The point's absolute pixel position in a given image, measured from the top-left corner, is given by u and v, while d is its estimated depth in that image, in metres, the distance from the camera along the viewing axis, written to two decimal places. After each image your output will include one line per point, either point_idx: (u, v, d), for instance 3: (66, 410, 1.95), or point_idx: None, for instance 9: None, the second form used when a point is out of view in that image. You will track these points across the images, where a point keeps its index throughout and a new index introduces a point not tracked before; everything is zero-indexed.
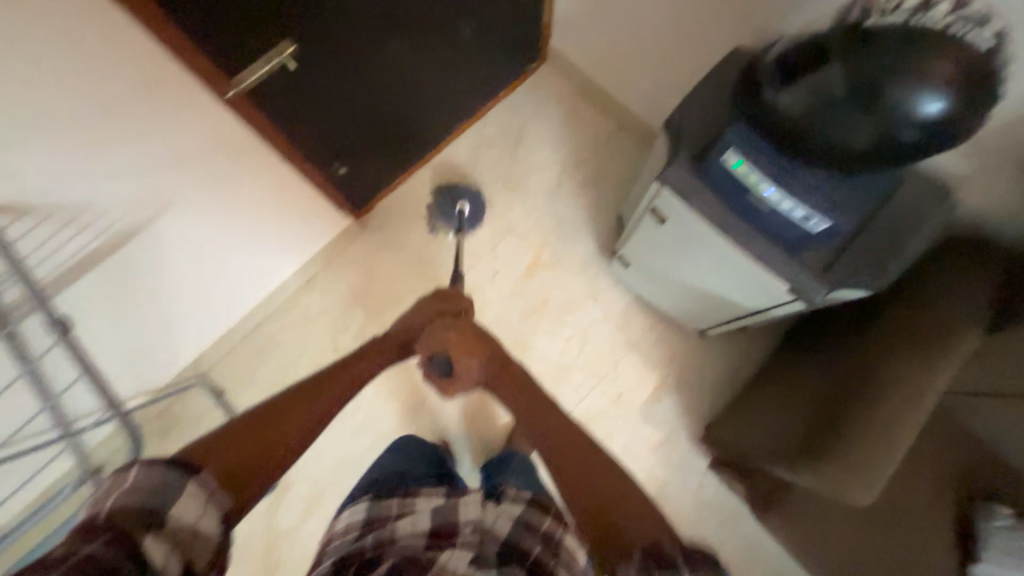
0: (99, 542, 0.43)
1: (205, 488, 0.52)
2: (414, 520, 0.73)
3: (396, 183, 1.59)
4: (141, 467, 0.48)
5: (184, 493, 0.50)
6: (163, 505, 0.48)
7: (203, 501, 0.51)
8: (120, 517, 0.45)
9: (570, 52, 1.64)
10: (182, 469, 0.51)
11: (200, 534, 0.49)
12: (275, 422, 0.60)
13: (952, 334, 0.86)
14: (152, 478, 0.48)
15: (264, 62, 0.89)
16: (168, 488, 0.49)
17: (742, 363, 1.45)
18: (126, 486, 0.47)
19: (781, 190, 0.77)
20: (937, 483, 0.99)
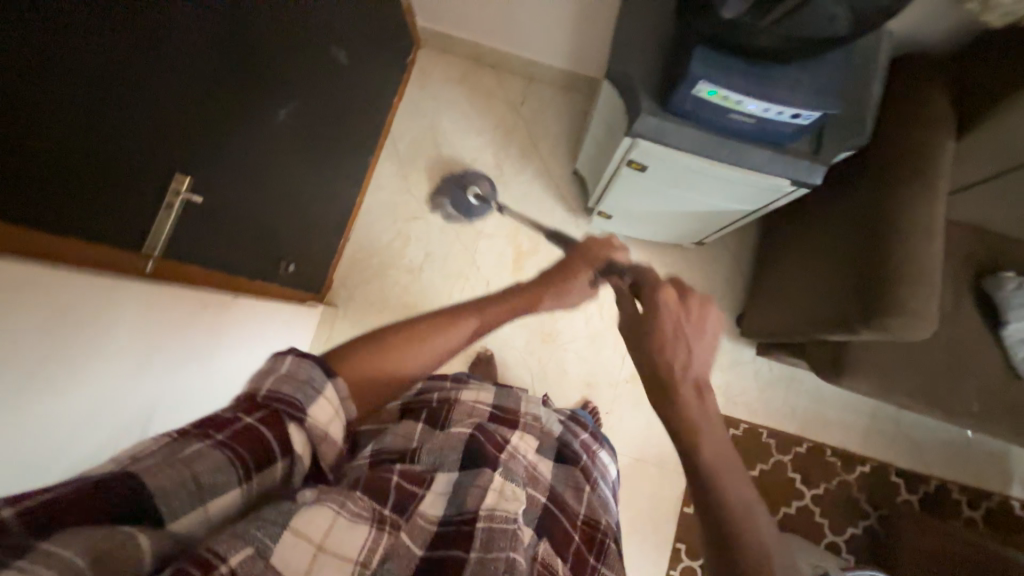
0: (252, 418, 0.47)
1: (341, 396, 0.53)
2: (478, 392, 0.79)
3: (342, 245, 1.45)
4: (292, 359, 0.52)
5: (322, 394, 0.52)
6: (304, 403, 0.50)
7: (334, 408, 0.53)
8: (272, 400, 0.48)
9: (443, 27, 1.48)
10: (324, 369, 0.53)
11: (327, 441, 0.52)
12: (401, 351, 0.60)
13: (931, 154, 0.92)
14: (301, 371, 0.51)
15: (164, 213, 0.73)
16: (313, 386, 0.51)
17: (740, 250, 1.51)
18: (279, 373, 0.50)
19: (763, 100, 0.75)
20: (953, 281, 1.10)
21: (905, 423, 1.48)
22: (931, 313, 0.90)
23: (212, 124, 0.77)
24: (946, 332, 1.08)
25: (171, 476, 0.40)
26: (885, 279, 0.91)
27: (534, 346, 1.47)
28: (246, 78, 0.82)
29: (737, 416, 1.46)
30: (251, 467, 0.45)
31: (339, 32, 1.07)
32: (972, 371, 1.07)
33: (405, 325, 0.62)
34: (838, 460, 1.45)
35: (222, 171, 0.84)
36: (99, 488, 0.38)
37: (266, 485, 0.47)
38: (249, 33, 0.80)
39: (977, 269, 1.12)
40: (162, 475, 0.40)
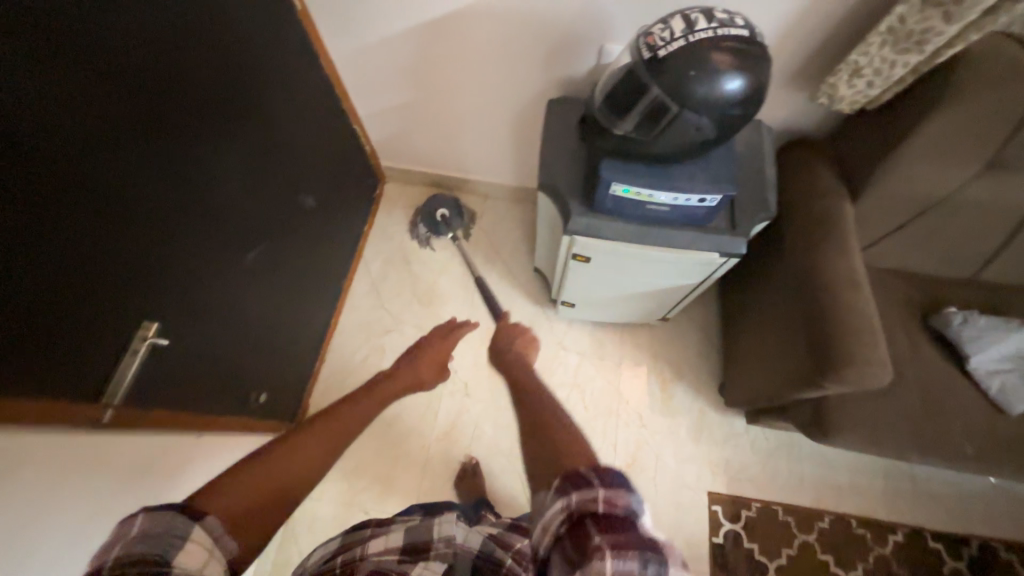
0: None
1: (214, 535, 0.46)
2: (388, 535, 0.64)
3: (318, 367, 1.46)
4: (143, 514, 0.44)
5: (189, 542, 0.44)
6: (167, 559, 0.42)
7: (208, 552, 0.44)
8: (127, 568, 0.41)
9: (403, 165, 1.69)
10: (186, 515, 0.45)
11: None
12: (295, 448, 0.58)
13: (835, 216, 1.04)
14: (157, 524, 0.44)
15: (128, 359, 0.76)
16: (174, 537, 0.43)
17: (706, 321, 1.56)
18: (132, 535, 0.43)
19: (668, 191, 0.87)
20: (903, 324, 1.15)
21: (922, 479, 1.39)
22: (884, 359, 0.92)
23: (179, 272, 0.84)
24: (915, 374, 1.09)
25: None
26: (830, 330, 0.95)
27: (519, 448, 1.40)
28: (219, 232, 0.93)
29: (746, 496, 1.36)
30: None
31: (308, 181, 1.23)
32: (956, 413, 1.05)
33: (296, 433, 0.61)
34: (867, 532, 1.33)
35: (190, 315, 0.89)
36: None
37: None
38: (221, 196, 0.92)
39: (922, 310, 1.17)
40: None
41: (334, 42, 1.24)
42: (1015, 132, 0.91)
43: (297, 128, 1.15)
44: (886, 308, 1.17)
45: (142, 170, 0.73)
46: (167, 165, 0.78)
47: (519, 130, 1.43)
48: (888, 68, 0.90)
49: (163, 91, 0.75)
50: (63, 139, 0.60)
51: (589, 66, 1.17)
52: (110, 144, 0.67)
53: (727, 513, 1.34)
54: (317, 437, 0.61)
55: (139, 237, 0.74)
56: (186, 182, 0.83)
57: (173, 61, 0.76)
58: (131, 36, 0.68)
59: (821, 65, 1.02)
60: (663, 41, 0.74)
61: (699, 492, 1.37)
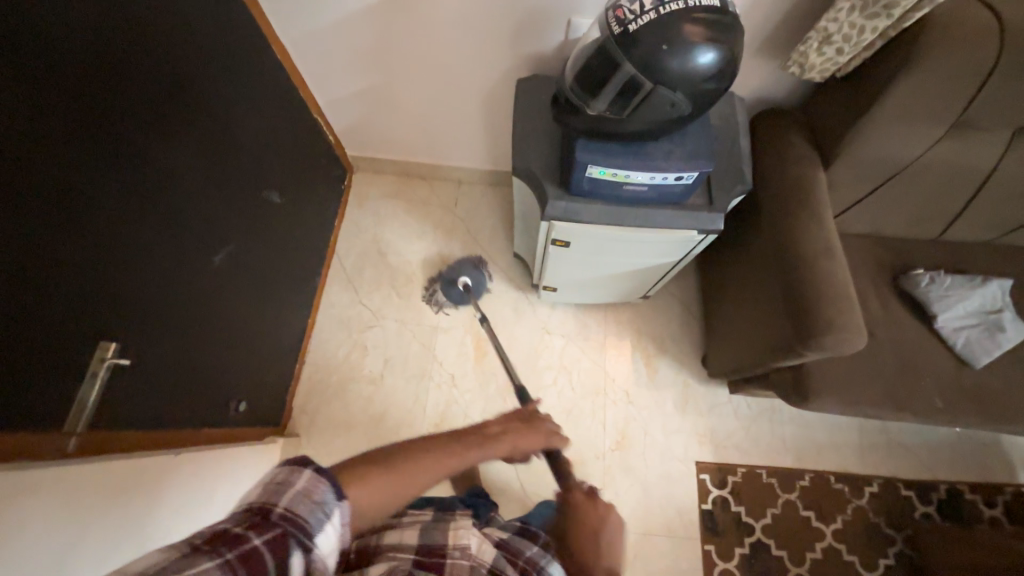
0: (261, 538, 0.47)
1: (342, 520, 0.52)
2: (402, 532, 0.68)
3: (298, 369, 1.42)
4: (311, 473, 0.52)
5: (331, 521, 0.51)
6: (314, 527, 0.50)
7: (339, 534, 0.52)
8: (288, 522, 0.48)
9: (371, 153, 1.62)
10: (336, 492, 0.52)
11: (327, 568, 0.51)
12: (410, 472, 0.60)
13: (809, 186, 1.04)
14: (318, 492, 0.51)
15: (89, 382, 0.71)
16: (322, 509, 0.51)
17: (686, 295, 1.58)
18: (294, 490, 0.50)
19: (645, 170, 0.86)
20: (874, 287, 1.18)
21: (894, 432, 1.46)
22: (860, 324, 0.95)
23: (138, 284, 0.79)
24: (887, 335, 1.13)
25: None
26: (806, 300, 0.96)
27: None
28: (180, 237, 0.87)
29: (732, 461, 1.41)
30: None
31: (270, 178, 1.17)
32: (927, 369, 1.10)
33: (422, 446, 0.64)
34: (845, 486, 1.40)
35: (154, 329, 0.83)
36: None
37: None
38: (181, 199, 0.86)
39: (892, 272, 1.20)
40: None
41: (285, 26, 1.16)
42: (980, 92, 0.92)
43: (253, 121, 1.08)
44: (859, 272, 1.20)
45: (93, 176, 0.68)
46: (123, 172, 0.73)
47: (490, 112, 1.38)
48: (858, 34, 0.88)
49: (107, 88, 0.69)
50: (3, 149, 0.55)
51: (557, 41, 1.13)
52: (55, 150, 0.62)
53: (714, 480, 1.39)
54: (438, 461, 0.64)
55: (95, 249, 0.69)
56: (142, 185, 0.77)
57: (118, 56, 0.70)
58: (62, 28, 0.62)
59: (791, 32, 1.00)
60: (633, 14, 0.71)
61: (688, 462, 1.41)
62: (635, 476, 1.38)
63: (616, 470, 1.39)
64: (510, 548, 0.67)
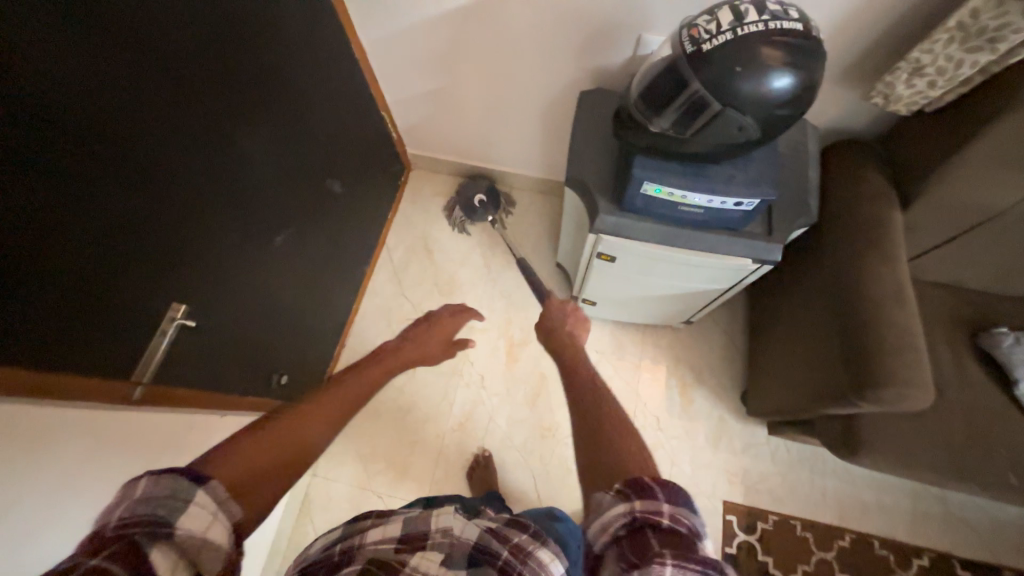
0: (96, 559, 0.35)
1: (218, 498, 0.42)
2: (383, 522, 0.54)
3: (338, 351, 1.49)
4: (148, 478, 0.41)
5: (193, 504, 0.41)
6: (171, 517, 0.39)
7: (211, 515, 0.41)
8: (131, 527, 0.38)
9: (429, 153, 1.68)
10: (190, 476, 0.42)
11: (211, 552, 0.40)
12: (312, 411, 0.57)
13: (882, 225, 0.97)
14: (163, 487, 0.40)
15: (157, 340, 0.78)
16: (179, 497, 0.40)
17: (731, 325, 1.51)
18: (134, 494, 0.40)
19: (703, 193, 0.84)
20: (947, 342, 1.08)
21: (954, 503, 1.32)
22: (926, 380, 0.87)
23: (209, 255, 0.86)
24: (958, 396, 1.03)
25: None
26: (867, 346, 0.90)
27: (533, 443, 1.40)
28: (250, 216, 0.94)
29: (764, 507, 1.33)
30: None
31: (335, 168, 1.23)
32: (1002, 440, 0.99)
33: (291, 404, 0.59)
34: (890, 554, 1.28)
35: (218, 299, 0.90)
36: None
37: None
38: (253, 180, 0.93)
39: (970, 328, 1.10)
40: None
41: (364, 27, 1.23)
42: None
43: (326, 114, 1.15)
44: (930, 324, 1.10)
45: (176, 154, 0.74)
46: (200, 151, 0.79)
47: (548, 121, 1.40)
48: (955, 67, 0.83)
49: (198, 76, 0.76)
50: (106, 123, 0.62)
51: (625, 56, 1.12)
52: (149, 127, 0.69)
53: (742, 524, 1.31)
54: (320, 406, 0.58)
55: (170, 221, 0.76)
56: (218, 166, 0.84)
57: (211, 48, 0.77)
58: (166, 19, 0.69)
59: (878, 61, 0.94)
60: (708, 34, 0.70)
61: (715, 500, 1.34)
62: None
63: None
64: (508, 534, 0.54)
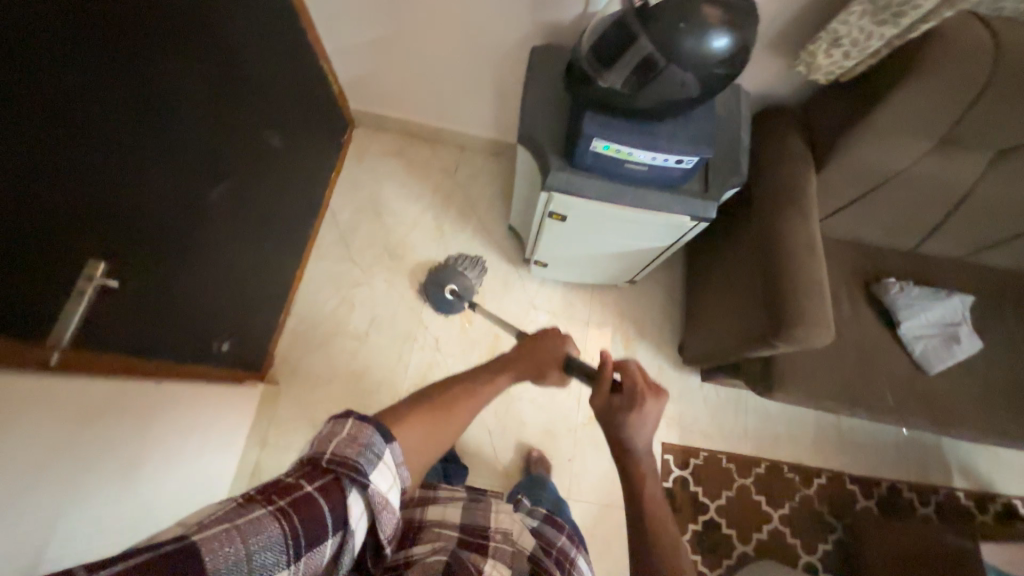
0: (314, 484, 0.50)
1: (394, 462, 0.55)
2: (444, 509, 0.74)
3: (283, 319, 1.42)
4: (353, 420, 0.54)
5: (381, 459, 0.54)
6: (366, 469, 0.52)
7: (390, 475, 0.55)
8: (340, 464, 0.51)
9: (374, 110, 1.60)
10: (383, 435, 0.55)
11: (386, 510, 0.54)
12: (444, 413, 0.64)
13: (801, 184, 1.08)
14: (364, 435, 0.53)
15: (77, 298, 0.69)
16: (372, 452, 0.53)
17: (672, 283, 1.62)
18: (342, 437, 0.53)
19: (648, 149, 0.88)
20: (848, 291, 1.24)
21: (848, 430, 1.55)
22: (830, 320, 1.00)
23: (134, 211, 0.77)
24: (853, 336, 1.19)
25: (230, 545, 0.43)
26: (783, 293, 1.01)
27: (488, 400, 1.44)
28: (182, 163, 0.86)
29: (696, 444, 1.48)
30: (304, 539, 0.47)
31: (272, 118, 1.14)
32: (884, 370, 1.17)
33: (427, 395, 0.66)
34: (796, 476, 1.49)
35: (145, 257, 0.82)
36: (179, 554, 0.40)
37: (317, 558, 0.49)
38: (182, 125, 0.84)
39: (866, 278, 1.26)
40: (225, 545, 0.43)
41: None
42: (969, 111, 0.96)
43: (262, 57, 1.05)
44: (836, 276, 1.25)
45: (98, 88, 0.66)
46: (123, 88, 0.70)
47: (500, 78, 1.37)
48: (865, 40, 0.92)
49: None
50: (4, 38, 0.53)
51: (576, 12, 1.12)
52: (57, 53, 0.60)
53: (677, 461, 1.46)
54: (466, 396, 0.69)
55: (91, 166, 0.67)
56: (143, 104, 0.74)
57: None
58: None
59: (804, 29, 1.02)
60: None
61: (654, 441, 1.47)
62: (603, 450, 1.44)
63: (586, 443, 1.44)
64: (540, 535, 0.80)
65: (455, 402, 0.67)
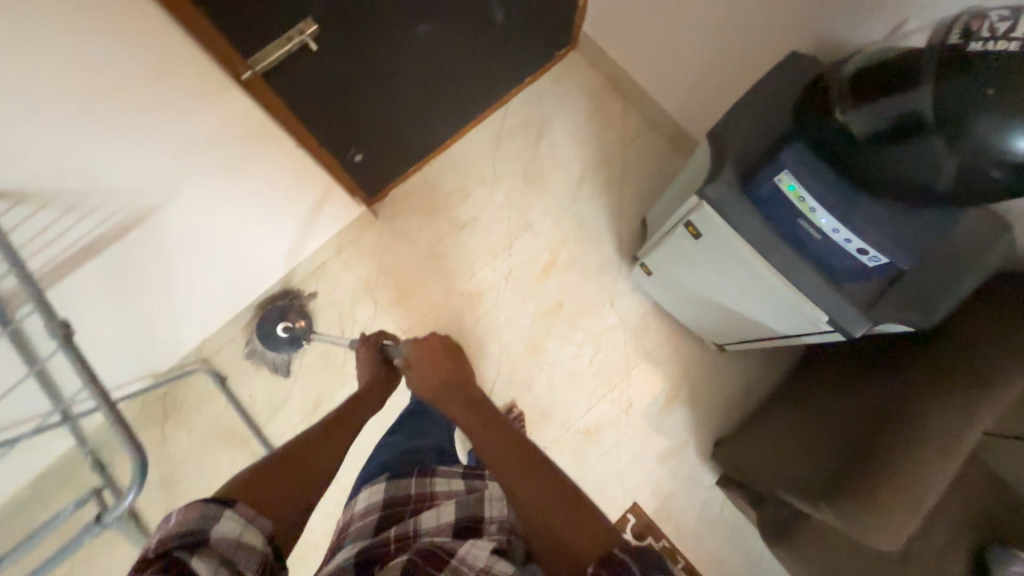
0: (150, 569, 0.45)
1: (246, 516, 0.56)
2: (438, 511, 0.68)
3: (412, 171, 1.53)
4: (179, 509, 0.51)
5: (222, 517, 0.53)
6: (201, 529, 0.50)
7: (239, 525, 0.54)
8: (171, 543, 0.48)
9: (601, 42, 1.54)
10: (214, 502, 0.54)
11: (243, 550, 0.52)
12: (299, 457, 0.69)
13: (1000, 376, 0.81)
14: (192, 512, 0.51)
15: (282, 41, 0.82)
16: (207, 517, 0.52)
17: (758, 379, 1.41)
18: (171, 525, 0.50)
19: (837, 218, 0.73)
20: (955, 527, 0.96)
21: None
22: (906, 532, 0.81)
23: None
24: (918, 572, 0.94)
25: None
26: (873, 474, 0.83)
27: (515, 351, 1.44)
28: None
29: (664, 532, 1.35)
30: None
31: None
32: None
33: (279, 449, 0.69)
34: None
35: (340, 43, 0.91)
36: None
37: None
38: None
39: (990, 532, 0.96)
40: None
41: None
42: None
43: None
44: (952, 501, 0.97)
45: None
46: None
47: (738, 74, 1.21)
48: None
49: None
50: None
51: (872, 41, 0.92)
52: None
53: (636, 530, 1.35)
54: (316, 438, 0.73)
55: None
56: None
57: None
58: None
59: None
60: (981, 35, 0.58)
61: (627, 497, 1.37)
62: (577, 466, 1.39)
63: (567, 449, 1.40)
64: None
65: (304, 450, 0.70)
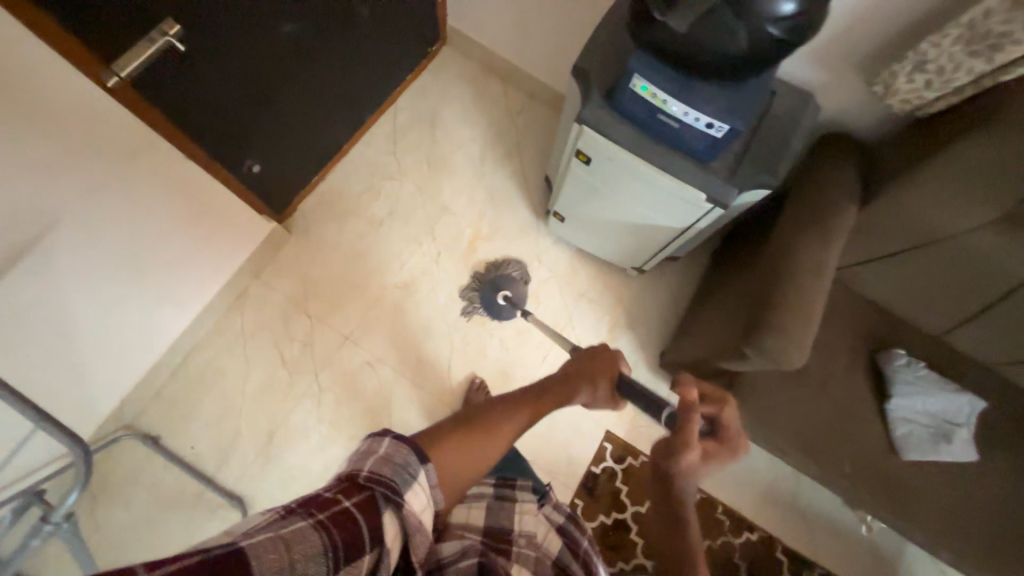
0: (353, 499, 0.51)
1: (428, 485, 0.57)
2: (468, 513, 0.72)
3: (316, 181, 1.53)
4: (391, 440, 0.57)
5: (415, 479, 0.56)
6: (400, 487, 0.54)
7: (424, 497, 0.56)
8: (375, 482, 0.53)
9: (467, 32, 1.67)
10: (417, 456, 0.57)
11: (418, 534, 0.54)
12: (486, 429, 0.68)
13: (835, 206, 1.02)
14: (398, 455, 0.56)
15: (145, 44, 0.80)
16: (406, 469, 0.55)
17: (680, 291, 1.58)
18: (379, 455, 0.56)
19: (684, 103, 0.87)
20: (851, 348, 1.15)
21: (802, 503, 1.45)
22: (806, 346, 0.97)
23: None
24: (835, 392, 1.12)
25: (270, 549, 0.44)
26: (770, 306, 0.97)
27: (461, 324, 1.48)
28: None
29: (640, 448, 1.44)
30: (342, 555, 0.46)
31: None
32: (853, 435, 1.09)
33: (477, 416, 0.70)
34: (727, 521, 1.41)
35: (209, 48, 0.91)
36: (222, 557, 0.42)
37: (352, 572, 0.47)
38: None
39: (876, 343, 1.17)
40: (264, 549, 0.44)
41: None
42: None
43: None
44: (844, 329, 1.17)
45: None
46: None
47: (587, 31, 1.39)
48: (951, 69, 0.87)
49: None
50: None
51: None
52: None
53: (615, 454, 1.43)
54: (508, 418, 0.71)
55: None
56: None
57: None
58: None
59: (893, 48, 1.00)
60: None
61: (600, 427, 1.45)
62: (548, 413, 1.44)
63: None
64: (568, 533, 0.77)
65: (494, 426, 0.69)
